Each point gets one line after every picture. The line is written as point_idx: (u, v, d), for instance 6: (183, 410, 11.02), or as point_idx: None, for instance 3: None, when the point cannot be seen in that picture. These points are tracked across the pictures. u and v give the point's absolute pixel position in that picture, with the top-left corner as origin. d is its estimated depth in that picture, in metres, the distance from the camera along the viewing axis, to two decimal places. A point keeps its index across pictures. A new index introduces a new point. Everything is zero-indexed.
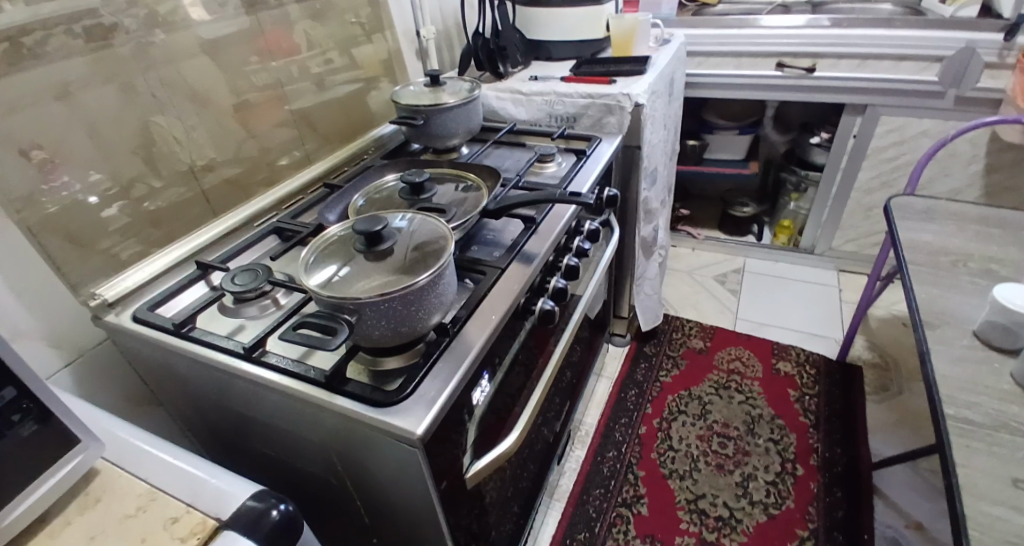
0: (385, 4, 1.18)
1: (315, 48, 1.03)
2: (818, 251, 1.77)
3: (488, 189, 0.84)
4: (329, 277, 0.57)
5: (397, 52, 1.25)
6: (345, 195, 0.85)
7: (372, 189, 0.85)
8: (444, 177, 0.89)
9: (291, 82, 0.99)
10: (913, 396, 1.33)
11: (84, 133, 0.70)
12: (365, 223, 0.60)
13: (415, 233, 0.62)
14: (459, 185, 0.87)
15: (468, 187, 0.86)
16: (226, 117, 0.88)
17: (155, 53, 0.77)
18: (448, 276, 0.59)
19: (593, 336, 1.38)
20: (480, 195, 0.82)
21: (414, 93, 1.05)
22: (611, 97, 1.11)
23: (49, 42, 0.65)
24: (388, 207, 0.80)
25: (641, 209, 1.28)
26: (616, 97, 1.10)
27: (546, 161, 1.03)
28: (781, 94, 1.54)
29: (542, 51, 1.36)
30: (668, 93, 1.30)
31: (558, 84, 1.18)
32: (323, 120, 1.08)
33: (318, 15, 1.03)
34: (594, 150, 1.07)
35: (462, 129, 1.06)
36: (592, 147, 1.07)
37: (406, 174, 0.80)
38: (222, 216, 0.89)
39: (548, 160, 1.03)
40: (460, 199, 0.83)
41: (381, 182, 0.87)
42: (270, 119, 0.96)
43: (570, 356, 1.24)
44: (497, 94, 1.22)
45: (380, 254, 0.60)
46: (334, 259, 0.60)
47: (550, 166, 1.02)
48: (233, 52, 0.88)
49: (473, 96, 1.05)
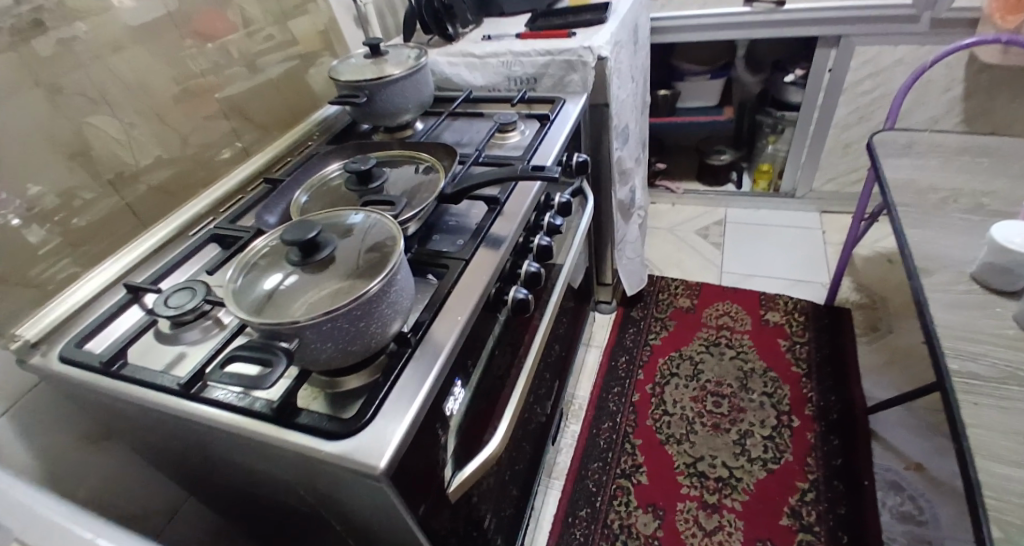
0: None
1: (243, 26, 0.93)
2: (799, 194, 1.72)
3: (442, 170, 0.76)
4: (265, 298, 0.50)
5: (334, 23, 1.14)
6: (287, 192, 0.76)
7: (314, 183, 0.77)
8: (392, 161, 0.81)
9: (220, 68, 0.89)
10: (901, 334, 1.31)
11: None
12: (295, 231, 0.52)
13: (358, 236, 0.55)
14: (414, 166, 0.79)
15: (425, 167, 0.78)
16: (150, 116, 0.79)
17: (79, 50, 0.70)
18: (401, 278, 0.52)
19: (578, 306, 1.34)
20: (434, 179, 0.74)
21: (354, 67, 0.95)
22: (572, 53, 1.02)
23: None
24: (334, 204, 0.72)
25: (615, 170, 1.21)
26: (577, 52, 1.01)
27: (507, 132, 0.95)
28: (752, 32, 1.46)
29: (494, 7, 1.25)
30: (632, 41, 1.21)
31: (514, 43, 1.09)
32: (258, 108, 0.98)
33: None
34: (559, 113, 0.99)
35: (412, 103, 0.97)
36: (556, 111, 0.99)
37: (348, 164, 0.71)
38: (154, 228, 0.80)
39: (510, 129, 0.95)
40: (413, 184, 0.75)
41: (325, 173, 0.78)
42: (201, 113, 0.87)
43: (557, 329, 1.19)
44: (449, 60, 1.11)
45: (319, 264, 0.52)
46: (268, 278, 0.52)
47: (513, 136, 0.94)
48: (148, 41, 0.78)
49: (420, 66, 0.95)
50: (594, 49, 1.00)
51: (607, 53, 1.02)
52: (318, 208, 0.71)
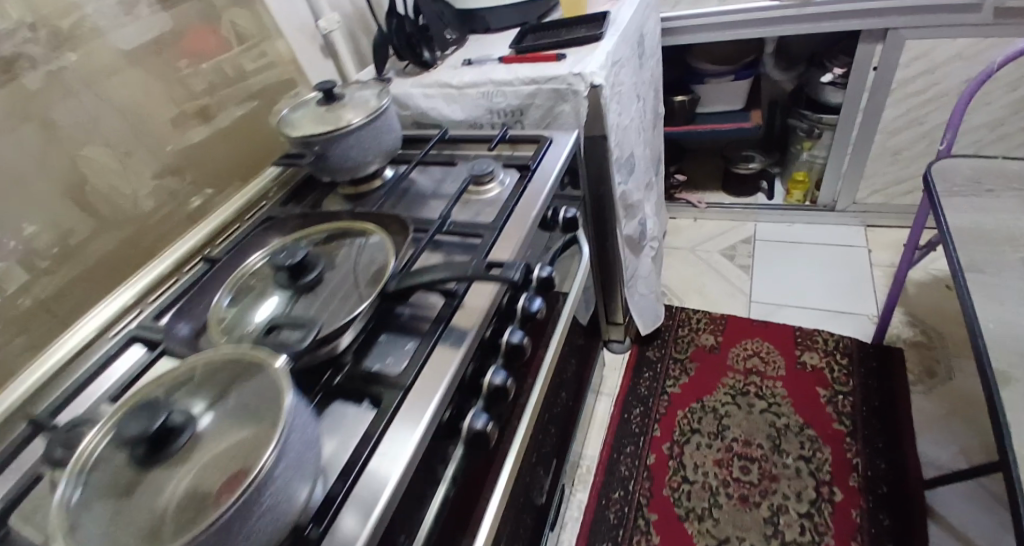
0: (259, 4, 0.95)
1: (179, 76, 0.84)
2: (840, 207, 1.52)
3: (387, 252, 0.63)
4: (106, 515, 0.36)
5: (293, 57, 1.03)
6: (211, 288, 0.65)
7: (238, 277, 0.64)
8: (335, 242, 0.68)
9: (151, 127, 0.81)
10: (966, 380, 1.12)
11: None
12: (140, 416, 0.38)
13: (235, 395, 0.42)
14: (357, 243, 0.67)
15: (371, 244, 0.65)
16: (91, 176, 0.74)
17: (68, 80, 0.70)
18: (297, 432, 0.40)
19: (590, 343, 1.20)
20: (377, 265, 0.61)
21: (304, 116, 0.82)
22: (562, 80, 0.88)
23: None
24: (259, 307, 0.59)
25: (619, 206, 1.06)
26: (567, 79, 0.88)
27: (485, 187, 0.81)
28: (777, 30, 1.27)
29: (477, 22, 1.12)
30: (636, 55, 1.05)
31: (496, 70, 0.95)
32: (202, 169, 0.88)
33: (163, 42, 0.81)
34: (543, 157, 0.84)
35: (375, 153, 0.84)
36: (541, 154, 0.84)
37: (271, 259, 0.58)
38: (74, 323, 0.72)
39: (486, 179, 0.82)
40: (354, 272, 0.61)
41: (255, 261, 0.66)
42: (130, 180, 0.78)
43: (564, 373, 1.06)
44: (425, 92, 0.99)
45: (181, 455, 0.39)
46: (111, 493, 0.37)
47: (490, 188, 0.81)
48: (60, 109, 0.70)
49: (381, 109, 0.83)
50: (586, 75, 0.86)
51: (603, 77, 0.88)
52: (240, 315, 0.58)
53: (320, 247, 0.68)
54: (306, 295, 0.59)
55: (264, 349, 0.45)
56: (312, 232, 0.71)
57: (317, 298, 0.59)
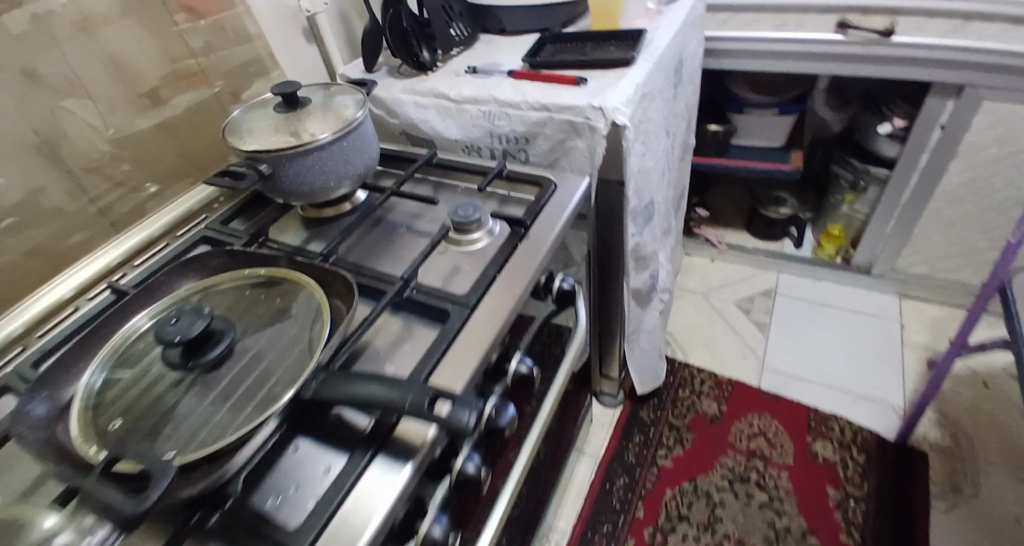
0: None
1: (113, 56, 0.69)
2: (876, 271, 1.37)
3: (316, 327, 0.50)
4: None
5: (264, 38, 0.88)
6: (90, 343, 0.52)
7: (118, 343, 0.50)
8: (260, 296, 0.56)
9: (69, 119, 0.65)
10: (996, 502, 0.98)
11: None
12: None
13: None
14: (290, 313, 0.53)
15: (307, 315, 0.52)
16: (70, 131, 0.66)
17: (56, 24, 0.63)
18: None
19: (579, 395, 1.06)
20: (298, 346, 0.49)
21: (259, 123, 0.70)
22: (580, 112, 0.75)
23: None
24: (139, 391, 0.46)
25: (629, 260, 0.91)
26: (586, 111, 0.74)
27: (471, 239, 0.67)
28: (839, 68, 1.10)
29: (491, 22, 0.99)
30: (671, 85, 0.90)
31: (504, 88, 0.82)
32: (143, 167, 0.75)
33: (101, 14, 0.66)
34: (546, 204, 0.70)
35: (340, 178, 0.70)
36: (544, 200, 0.70)
37: (158, 332, 0.45)
38: None
39: (471, 227, 0.67)
40: (267, 351, 0.49)
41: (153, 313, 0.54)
42: (31, 185, 0.63)
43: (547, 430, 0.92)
44: (417, 100, 0.86)
45: None
46: None
47: (477, 239, 0.67)
48: None
49: (352, 125, 0.69)
50: (610, 110, 0.72)
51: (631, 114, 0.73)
52: (113, 403, 0.45)
53: (240, 302, 0.55)
54: (202, 379, 0.47)
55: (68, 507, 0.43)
56: (236, 278, 0.58)
57: (214, 385, 0.46)
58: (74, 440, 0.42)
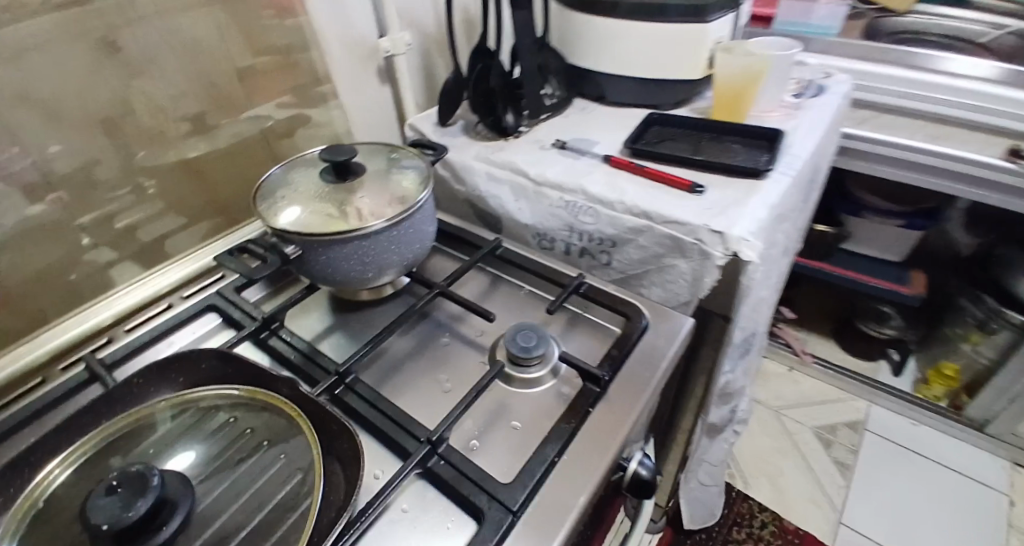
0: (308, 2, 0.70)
1: (142, 86, 0.59)
2: (992, 431, 1.14)
3: (297, 508, 0.40)
4: None
5: (330, 73, 0.77)
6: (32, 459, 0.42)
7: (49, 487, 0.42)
8: (242, 433, 0.46)
9: (75, 153, 0.56)
10: None
11: None
12: None
13: None
14: (275, 474, 0.43)
15: (301, 487, 0.41)
16: (140, 110, 0.60)
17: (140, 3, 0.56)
18: None
19: None
20: (267, 538, 0.39)
21: (297, 187, 0.59)
22: (691, 232, 0.60)
23: None
24: None
25: (713, 399, 0.75)
26: (700, 232, 0.59)
27: (527, 378, 0.53)
28: (997, 198, 0.90)
29: (589, 86, 0.86)
30: (803, 200, 0.74)
31: (596, 180, 0.68)
32: (174, 190, 0.66)
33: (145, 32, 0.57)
34: (637, 345, 0.55)
35: (380, 267, 0.59)
36: (635, 341, 0.55)
37: (89, 511, 0.35)
38: None
39: (533, 362, 0.54)
40: (228, 533, 0.39)
41: (108, 435, 0.45)
42: (12, 226, 0.54)
43: None
44: (490, 170, 0.73)
45: None
46: None
47: (537, 380, 0.53)
48: None
49: (412, 209, 0.58)
50: (734, 239, 0.57)
51: (760, 247, 0.58)
52: None
53: (218, 437, 0.46)
54: None
55: None
56: (219, 397, 0.48)
57: None
58: None
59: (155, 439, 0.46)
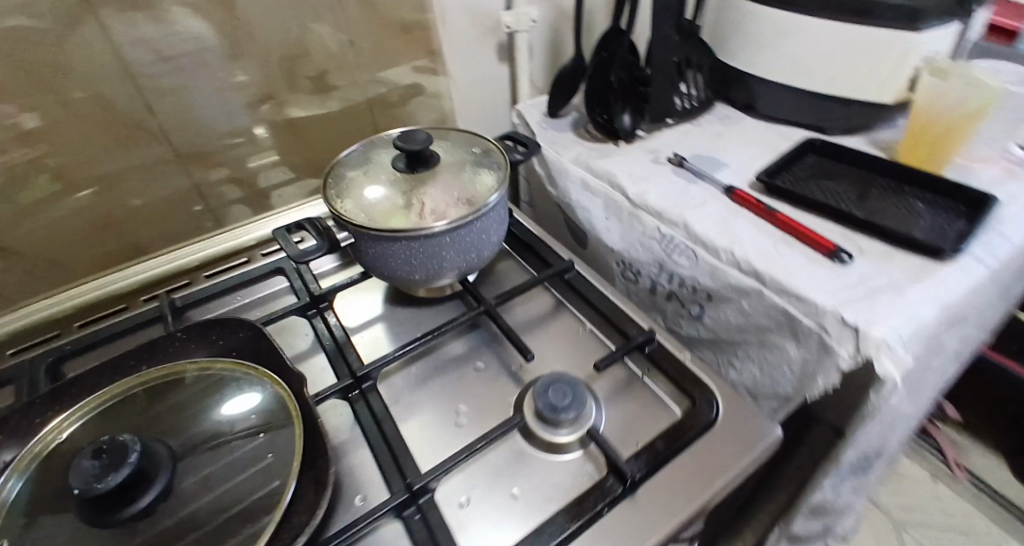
0: None
1: (252, 45, 0.59)
2: None
3: (255, 523, 0.39)
4: None
5: (445, 46, 0.73)
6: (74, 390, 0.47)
7: (82, 413, 0.45)
8: (242, 416, 0.45)
9: (180, 101, 0.59)
10: None
11: None
12: None
13: None
14: (258, 469, 0.42)
15: (272, 496, 0.40)
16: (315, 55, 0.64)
17: None
18: None
19: None
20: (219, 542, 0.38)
21: (368, 168, 0.56)
22: (814, 315, 0.46)
23: None
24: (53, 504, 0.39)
25: (798, 508, 0.61)
26: (826, 319, 0.45)
27: (556, 442, 0.46)
28: None
29: (739, 92, 0.70)
30: (1004, 293, 0.54)
31: (708, 215, 0.56)
32: (278, 151, 0.68)
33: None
34: (696, 440, 0.44)
35: (437, 269, 0.54)
36: (695, 434, 0.44)
37: (74, 468, 0.37)
38: (23, 305, 0.61)
39: (564, 420, 0.45)
40: (189, 524, 0.39)
41: (136, 384, 0.47)
42: (125, 164, 0.59)
43: None
44: (585, 178, 0.64)
45: None
46: None
47: (563, 441, 0.46)
48: (28, 49, 0.49)
49: (476, 214, 0.52)
50: (872, 342, 0.42)
51: (911, 361, 0.42)
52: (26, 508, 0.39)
53: (220, 412, 0.45)
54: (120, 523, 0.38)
55: None
56: (236, 372, 0.48)
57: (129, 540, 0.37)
58: None
59: (171, 396, 0.47)
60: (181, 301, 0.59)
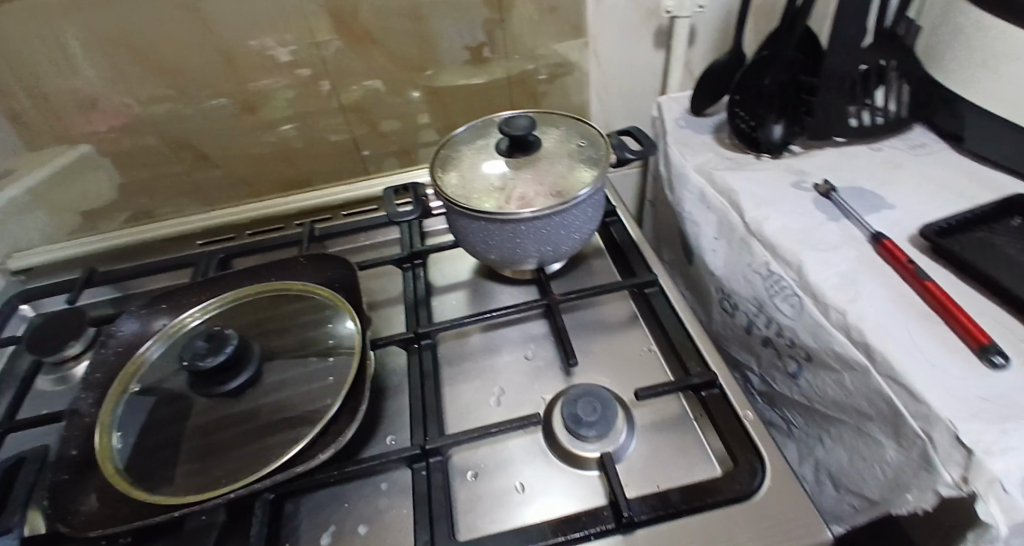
0: None
1: (418, 18, 0.65)
2: None
3: (293, 430, 0.44)
4: None
5: (599, 27, 0.71)
6: (219, 284, 0.59)
7: (221, 304, 0.57)
8: (321, 340, 0.52)
9: (348, 61, 0.67)
10: None
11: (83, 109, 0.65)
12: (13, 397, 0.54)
13: (31, 402, 0.56)
14: (314, 387, 0.48)
15: (313, 412, 0.45)
16: (510, 23, 0.68)
17: None
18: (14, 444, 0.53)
19: None
20: (267, 436, 0.44)
21: (475, 145, 0.59)
22: (923, 420, 0.36)
23: (31, 15, 0.57)
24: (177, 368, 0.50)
25: None
26: (937, 430, 0.35)
27: (582, 457, 0.43)
28: None
29: (945, 120, 0.56)
30: None
31: (833, 262, 0.46)
32: (424, 116, 0.75)
33: None
34: (727, 509, 0.39)
35: (518, 254, 0.55)
36: (725, 502, 0.39)
37: (187, 345, 0.47)
38: (217, 208, 0.77)
39: (591, 437, 0.43)
40: (252, 414, 0.46)
41: (260, 291, 0.58)
42: (303, 109, 0.71)
43: None
44: (706, 190, 0.58)
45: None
46: None
47: (587, 463, 0.43)
48: (243, 7, 0.61)
49: (561, 207, 0.51)
50: (985, 475, 0.32)
51: None
52: (162, 366, 0.51)
53: (308, 332, 0.53)
54: (209, 396, 0.48)
55: (57, 391, 0.57)
56: (329, 301, 0.55)
57: (212, 411, 0.47)
58: (116, 386, 0.49)
59: (279, 309, 0.56)
60: (318, 232, 0.70)
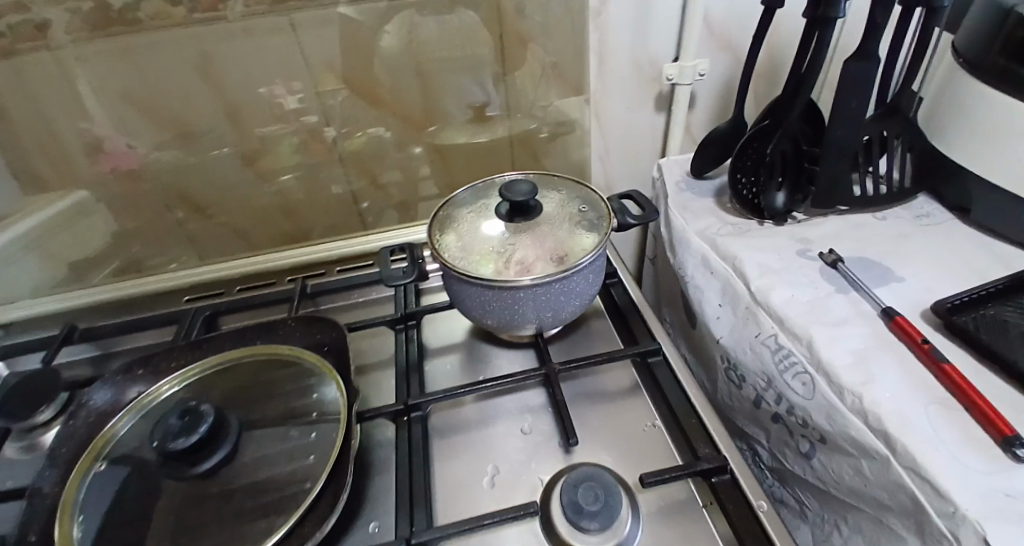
0: (607, 20, 0.66)
1: (422, 80, 0.66)
2: None
3: (268, 517, 0.41)
4: None
5: (602, 90, 0.72)
6: (202, 348, 0.57)
7: (201, 371, 0.54)
8: (305, 411, 0.49)
9: (352, 120, 0.68)
10: None
11: (82, 162, 0.64)
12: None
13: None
14: (294, 465, 0.45)
15: (292, 497, 0.42)
16: (514, 86, 0.68)
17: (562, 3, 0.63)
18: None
19: None
20: (239, 523, 0.41)
21: (476, 207, 0.57)
22: (948, 519, 0.33)
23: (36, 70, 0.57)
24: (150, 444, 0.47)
25: None
26: (965, 532, 0.32)
27: None
28: None
29: (950, 191, 0.55)
30: None
31: (844, 339, 0.44)
32: (425, 173, 0.75)
33: (443, 41, 0.64)
34: None
35: (516, 320, 0.53)
36: None
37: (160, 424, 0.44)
38: (209, 262, 0.76)
39: (591, 530, 0.40)
40: (226, 496, 0.43)
41: (244, 357, 0.55)
42: (304, 165, 0.70)
43: None
44: (708, 257, 0.57)
45: None
46: None
47: None
48: (249, 68, 0.61)
49: (562, 275, 0.49)
50: None
51: None
52: (134, 441, 0.48)
53: (293, 401, 0.50)
54: (181, 477, 0.44)
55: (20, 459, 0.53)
56: (317, 367, 0.53)
57: (182, 494, 0.44)
58: (83, 464, 0.46)
59: (262, 376, 0.53)
60: (310, 289, 0.68)
